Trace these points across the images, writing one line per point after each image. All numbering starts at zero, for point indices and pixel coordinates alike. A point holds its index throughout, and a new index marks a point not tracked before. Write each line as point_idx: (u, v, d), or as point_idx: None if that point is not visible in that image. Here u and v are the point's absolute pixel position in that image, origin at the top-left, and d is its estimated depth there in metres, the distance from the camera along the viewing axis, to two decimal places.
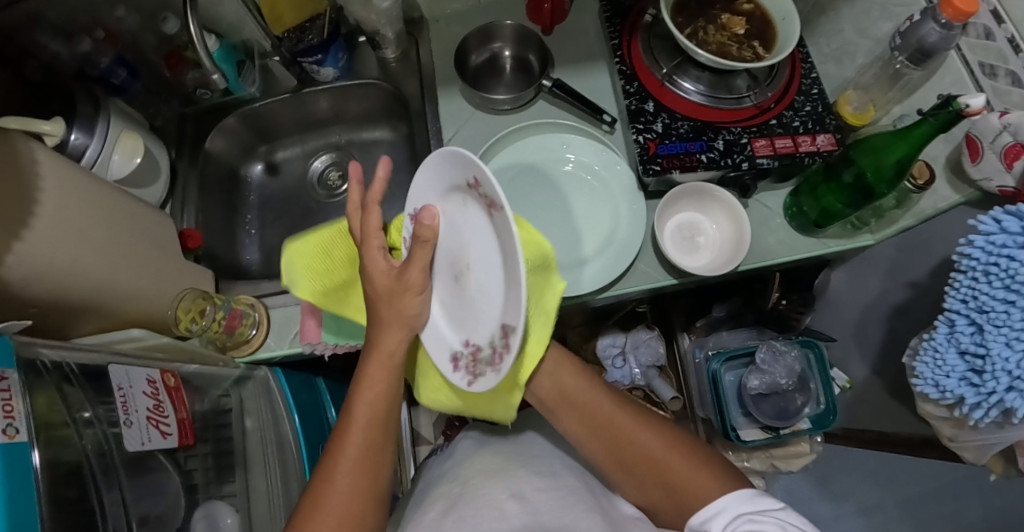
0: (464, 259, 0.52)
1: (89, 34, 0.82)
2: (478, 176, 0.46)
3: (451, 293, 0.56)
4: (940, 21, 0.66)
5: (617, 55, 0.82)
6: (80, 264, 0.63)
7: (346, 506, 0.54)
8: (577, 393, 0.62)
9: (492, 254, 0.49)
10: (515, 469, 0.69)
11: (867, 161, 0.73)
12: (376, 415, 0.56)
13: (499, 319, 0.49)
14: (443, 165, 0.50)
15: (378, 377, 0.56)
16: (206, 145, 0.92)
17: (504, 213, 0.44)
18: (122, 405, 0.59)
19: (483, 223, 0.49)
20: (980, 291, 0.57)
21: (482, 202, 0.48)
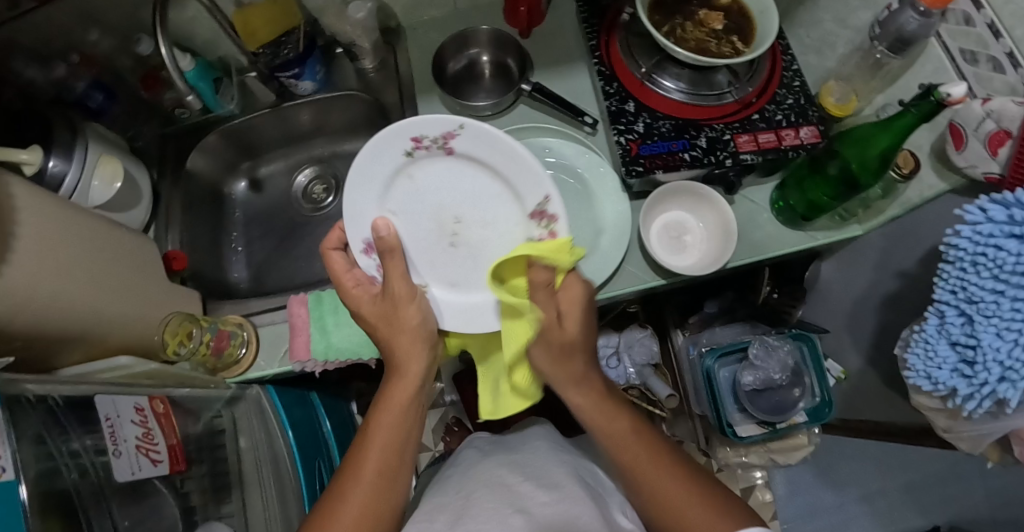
0: (453, 213, 0.64)
1: (64, 59, 0.81)
2: (415, 137, 0.59)
3: (457, 257, 0.66)
4: (918, 9, 0.65)
5: (595, 55, 0.80)
6: (61, 295, 0.63)
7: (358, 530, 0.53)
8: (594, 408, 0.61)
9: (471, 192, 0.63)
10: (517, 483, 0.69)
11: (853, 152, 0.72)
12: (392, 435, 0.58)
13: (523, 213, 0.61)
14: (374, 157, 0.60)
15: (399, 403, 0.59)
16: (188, 164, 0.90)
17: (474, 135, 0.58)
18: (110, 435, 0.60)
19: (447, 169, 0.62)
20: (969, 281, 0.56)
21: (432, 150, 0.61)
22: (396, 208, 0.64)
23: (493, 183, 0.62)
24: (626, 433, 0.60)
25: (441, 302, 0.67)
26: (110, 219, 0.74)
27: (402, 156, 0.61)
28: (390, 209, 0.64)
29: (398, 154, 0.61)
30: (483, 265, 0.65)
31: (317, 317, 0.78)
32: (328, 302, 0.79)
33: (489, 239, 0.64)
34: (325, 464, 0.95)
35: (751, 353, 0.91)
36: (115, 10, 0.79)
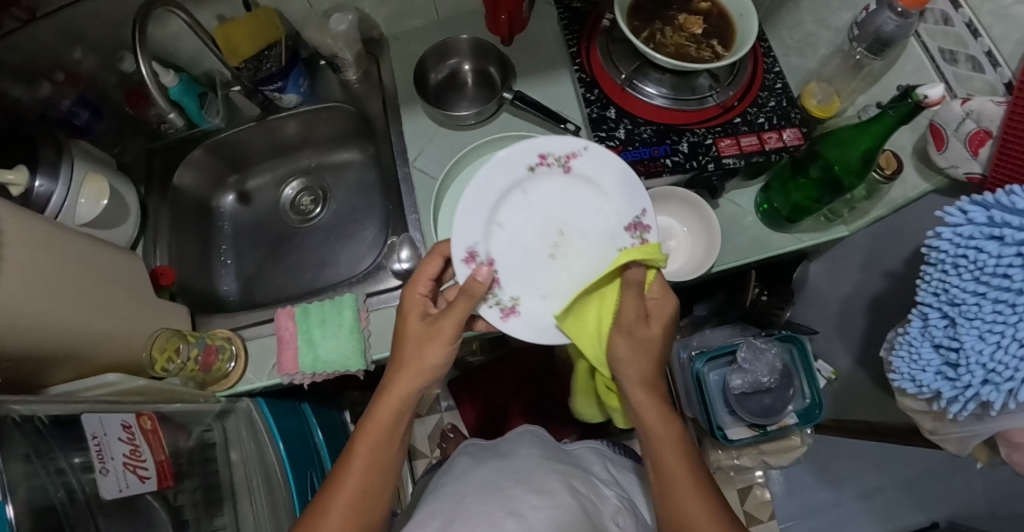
0: (559, 225, 0.68)
1: (49, 78, 0.82)
2: (541, 152, 0.68)
3: (554, 269, 0.67)
4: (896, 10, 0.65)
5: (576, 62, 0.80)
6: (49, 315, 0.63)
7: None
8: (646, 410, 0.58)
9: (574, 207, 0.68)
10: (509, 487, 0.69)
11: (835, 154, 0.72)
12: (377, 451, 0.58)
13: (618, 225, 0.67)
14: (503, 164, 0.67)
15: (388, 420, 0.58)
16: (175, 179, 0.91)
17: (586, 155, 0.68)
18: (98, 453, 0.60)
19: (558, 186, 0.69)
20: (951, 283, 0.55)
21: (551, 166, 0.69)
22: (504, 221, 0.67)
23: (597, 198, 0.68)
24: (667, 440, 0.57)
25: (530, 312, 0.66)
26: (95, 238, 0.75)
27: (524, 171, 0.68)
28: (499, 220, 0.67)
29: (522, 169, 0.68)
30: (584, 277, 0.66)
31: (305, 330, 0.78)
32: (313, 314, 0.79)
33: (585, 254, 0.67)
34: (317, 474, 0.95)
35: (739, 357, 0.91)
36: (98, 29, 0.79)
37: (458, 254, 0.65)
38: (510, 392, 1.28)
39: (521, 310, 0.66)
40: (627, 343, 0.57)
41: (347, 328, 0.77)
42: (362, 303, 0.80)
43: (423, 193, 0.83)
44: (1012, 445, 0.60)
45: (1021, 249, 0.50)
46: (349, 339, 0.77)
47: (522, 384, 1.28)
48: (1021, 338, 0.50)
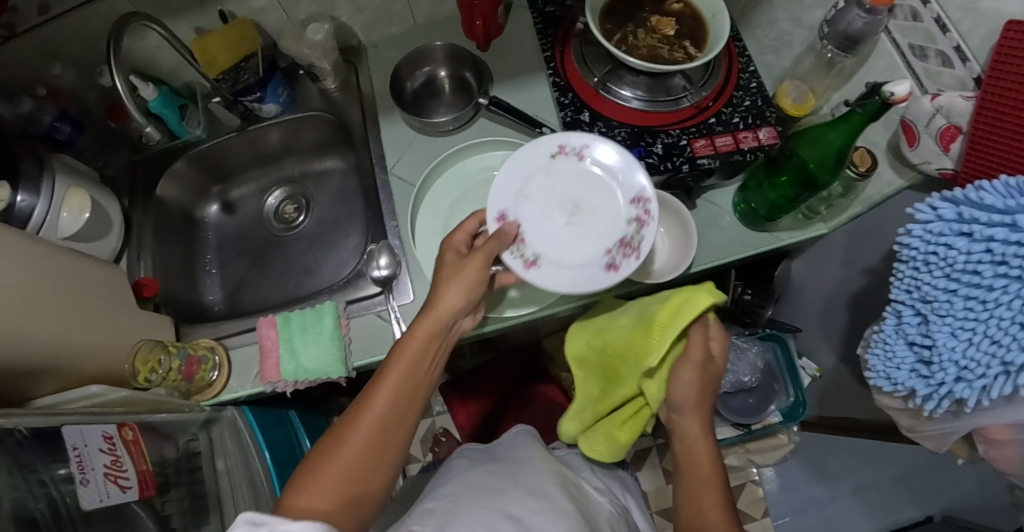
0: (573, 200, 0.69)
1: (31, 93, 0.83)
2: (560, 143, 0.70)
3: (567, 239, 0.68)
4: (864, 6, 0.64)
5: (551, 66, 0.81)
6: (30, 328, 0.64)
7: (369, 447, 0.54)
8: (697, 447, 0.63)
9: (589, 184, 0.70)
10: (506, 489, 0.68)
11: (810, 152, 0.71)
12: (415, 366, 0.58)
13: (626, 202, 0.68)
14: (524, 153, 0.70)
15: (427, 337, 0.60)
16: (158, 190, 0.92)
17: (597, 143, 0.69)
18: (77, 464, 0.60)
19: (574, 171, 0.70)
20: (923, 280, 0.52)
21: (568, 156, 0.70)
22: (527, 193, 0.69)
23: (610, 179, 0.69)
24: (712, 479, 0.61)
25: (553, 268, 0.66)
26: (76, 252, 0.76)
27: (546, 158, 0.70)
28: (523, 193, 0.69)
29: (542, 156, 0.70)
30: (596, 245, 0.67)
31: (286, 338, 0.79)
32: (294, 322, 0.79)
33: (597, 228, 0.68)
34: None
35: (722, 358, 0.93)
36: (77, 44, 0.80)
37: (489, 217, 0.68)
38: (499, 396, 1.28)
39: (544, 264, 0.66)
40: (694, 373, 0.63)
41: (327, 337, 0.77)
42: (343, 311, 0.80)
43: (401, 200, 0.84)
44: (991, 441, 0.59)
45: (990, 245, 0.46)
46: (330, 347, 0.77)
47: (512, 387, 1.28)
48: (994, 335, 0.46)
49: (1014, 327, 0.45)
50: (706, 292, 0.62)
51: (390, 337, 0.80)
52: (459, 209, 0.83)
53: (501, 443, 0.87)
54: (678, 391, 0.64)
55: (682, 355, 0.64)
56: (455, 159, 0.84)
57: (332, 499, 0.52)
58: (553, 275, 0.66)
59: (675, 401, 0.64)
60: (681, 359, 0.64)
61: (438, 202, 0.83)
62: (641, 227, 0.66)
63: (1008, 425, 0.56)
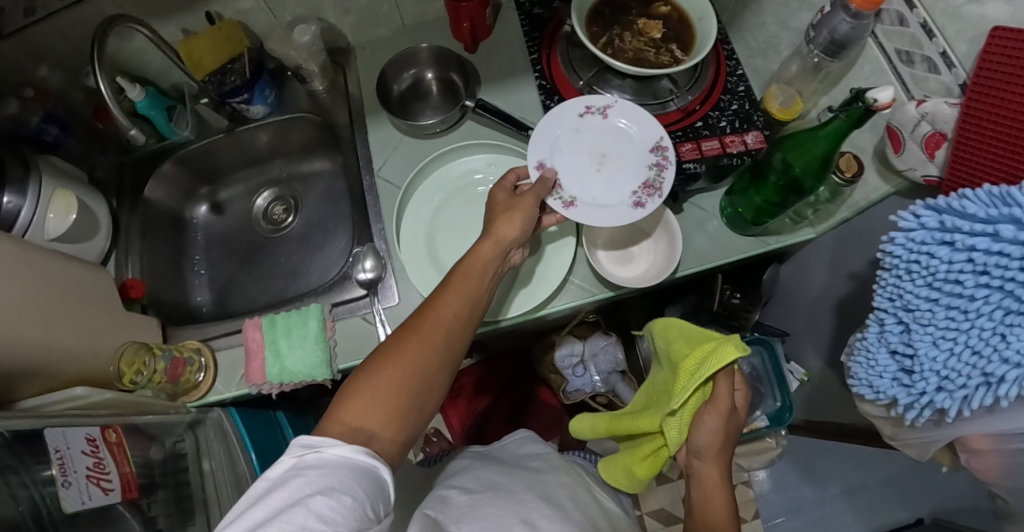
0: (601, 151, 0.74)
1: (17, 94, 0.82)
2: (586, 104, 0.75)
3: (599, 184, 0.73)
4: (849, 12, 0.64)
5: (536, 69, 0.80)
6: (12, 330, 0.64)
7: (421, 368, 0.51)
8: (714, 497, 0.60)
9: (615, 137, 0.74)
10: (521, 492, 0.70)
11: (791, 157, 0.70)
12: (469, 294, 0.57)
13: (647, 150, 0.73)
14: (557, 113, 0.74)
15: (480, 267, 0.59)
16: (146, 192, 0.92)
17: (619, 102, 0.75)
18: (59, 467, 0.61)
19: (600, 130, 0.74)
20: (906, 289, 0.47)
21: (595, 115, 0.75)
22: (561, 146, 0.74)
23: (631, 132, 0.74)
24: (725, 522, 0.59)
25: (589, 209, 0.71)
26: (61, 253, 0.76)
27: (575, 117, 0.74)
28: (558, 145, 0.73)
29: (571, 116, 0.75)
30: (625, 188, 0.72)
31: (271, 340, 0.79)
32: (280, 324, 0.79)
33: (625, 173, 0.73)
34: None
35: None
36: (62, 46, 0.80)
37: (529, 166, 0.72)
38: (490, 398, 1.28)
39: (580, 206, 0.71)
40: (718, 422, 0.59)
41: (312, 338, 0.78)
42: (328, 313, 0.79)
43: (387, 203, 0.83)
44: (972, 449, 0.59)
45: (973, 254, 0.42)
46: (315, 348, 0.78)
47: (502, 389, 1.28)
48: (976, 346, 0.42)
49: (996, 338, 0.41)
50: (731, 348, 0.57)
51: (375, 339, 0.80)
52: (443, 212, 0.82)
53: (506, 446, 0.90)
54: (701, 436, 0.60)
55: (708, 401, 0.60)
56: (438, 163, 0.83)
57: (383, 415, 0.48)
58: (590, 214, 0.70)
59: (696, 447, 0.61)
60: (706, 407, 0.60)
61: (423, 205, 0.82)
62: (662, 170, 0.72)
63: (989, 434, 0.55)
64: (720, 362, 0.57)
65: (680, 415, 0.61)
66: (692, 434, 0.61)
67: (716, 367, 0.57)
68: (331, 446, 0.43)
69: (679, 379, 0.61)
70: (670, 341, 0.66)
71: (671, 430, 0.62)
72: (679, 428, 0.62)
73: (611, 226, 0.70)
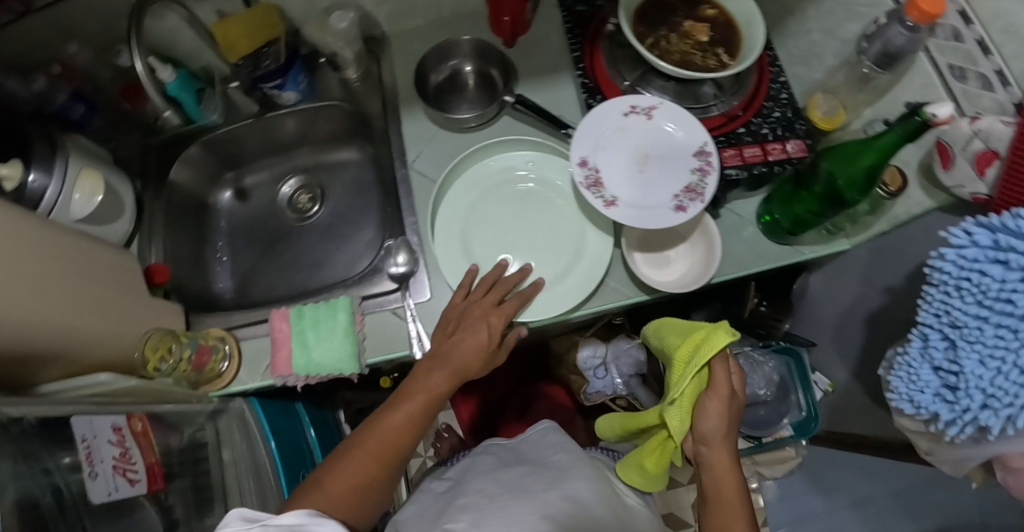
0: (643, 152, 0.73)
1: (45, 71, 0.80)
2: (631, 104, 0.74)
3: (640, 184, 0.72)
4: (906, 24, 0.63)
5: (579, 67, 0.79)
6: (40, 313, 0.63)
7: (358, 483, 0.61)
8: (725, 480, 0.60)
9: (659, 139, 0.74)
10: (541, 490, 0.74)
11: (833, 166, 0.70)
12: (424, 403, 0.65)
13: (691, 154, 0.73)
14: (602, 111, 0.74)
15: (437, 385, 0.65)
16: (171, 175, 0.90)
17: (665, 104, 0.74)
18: (87, 456, 0.59)
19: (644, 131, 0.74)
20: (952, 306, 0.47)
21: (639, 115, 0.74)
22: (604, 144, 0.73)
23: (675, 135, 0.74)
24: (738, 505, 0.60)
25: (631, 209, 0.70)
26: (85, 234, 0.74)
27: (620, 116, 0.74)
28: (600, 143, 0.73)
29: (615, 114, 0.74)
30: (668, 190, 0.72)
31: (298, 332, 0.77)
32: (307, 316, 0.78)
33: (667, 176, 0.72)
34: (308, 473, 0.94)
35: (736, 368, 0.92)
36: (93, 23, 0.78)
37: (572, 163, 0.72)
38: (503, 396, 1.27)
39: (622, 206, 0.70)
40: (722, 407, 0.59)
41: (340, 331, 0.76)
42: (357, 306, 0.78)
43: (421, 196, 0.82)
44: (1010, 469, 0.59)
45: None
46: (343, 342, 0.76)
47: (516, 387, 1.28)
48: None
49: None
50: (723, 331, 0.58)
51: (403, 334, 0.78)
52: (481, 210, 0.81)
53: (529, 440, 0.90)
54: (706, 424, 0.60)
55: (707, 389, 0.59)
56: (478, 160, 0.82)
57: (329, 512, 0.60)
58: (632, 214, 0.70)
59: (702, 435, 0.60)
60: (706, 394, 0.59)
61: (461, 203, 0.81)
62: (705, 176, 0.71)
63: None
64: (713, 348, 0.58)
65: (679, 403, 0.59)
66: (696, 423, 0.60)
67: (709, 352, 0.57)
68: (274, 518, 0.50)
69: (677, 371, 0.61)
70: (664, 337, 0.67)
71: (676, 424, 0.60)
72: (680, 417, 0.60)
73: (652, 227, 0.69)
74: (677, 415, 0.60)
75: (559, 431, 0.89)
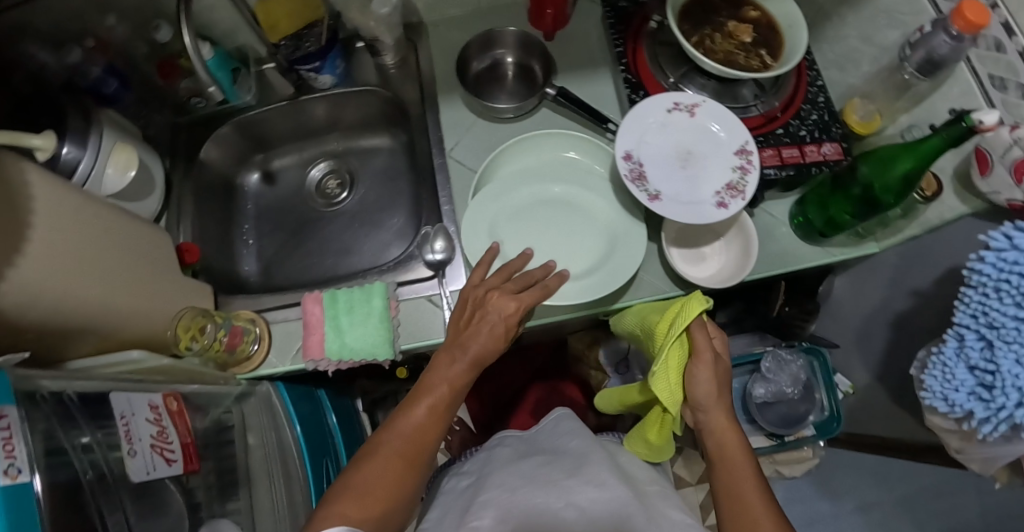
0: (685, 148, 0.74)
1: (79, 43, 0.79)
2: (674, 100, 0.75)
3: (683, 180, 0.73)
4: (951, 33, 0.65)
5: (622, 63, 0.80)
6: (77, 286, 0.62)
7: (388, 489, 0.55)
8: (727, 440, 0.62)
9: (702, 136, 0.75)
10: (562, 480, 0.71)
11: (872, 171, 0.72)
12: (449, 395, 0.60)
13: (732, 152, 0.74)
14: (646, 106, 0.74)
15: (456, 374, 0.61)
16: (201, 153, 0.89)
17: (709, 103, 0.75)
18: (126, 433, 0.58)
19: (687, 128, 0.75)
20: (991, 306, 0.53)
21: (681, 112, 0.75)
22: (648, 139, 0.74)
23: (716, 134, 0.75)
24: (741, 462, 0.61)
25: (674, 204, 0.71)
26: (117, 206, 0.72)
27: (663, 112, 0.75)
28: (645, 138, 0.74)
29: (659, 110, 0.75)
30: (710, 187, 0.73)
31: (332, 317, 0.77)
32: (342, 301, 0.77)
33: (709, 172, 0.73)
34: (332, 463, 0.94)
35: (762, 366, 0.95)
36: None
37: (617, 157, 0.72)
38: (514, 390, 1.27)
39: (665, 200, 0.71)
40: (709, 371, 0.62)
41: (375, 316, 0.76)
42: (392, 292, 0.78)
43: (460, 184, 0.83)
44: None
45: None
46: (377, 327, 0.76)
47: (528, 383, 1.26)
48: None
49: None
50: (697, 302, 0.64)
51: (440, 321, 0.78)
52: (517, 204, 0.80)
53: (545, 431, 0.87)
54: (697, 390, 0.63)
55: (691, 358, 0.63)
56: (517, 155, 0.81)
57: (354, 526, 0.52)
58: (676, 209, 0.71)
59: (697, 401, 0.63)
60: (693, 362, 0.63)
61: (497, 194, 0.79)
62: (746, 173, 0.72)
63: None
64: (688, 316, 0.63)
65: (666, 373, 0.63)
66: (688, 391, 0.64)
67: (685, 320, 0.63)
68: None
69: (659, 344, 0.66)
70: (643, 315, 0.71)
71: (665, 393, 0.63)
72: (670, 389, 0.63)
73: (694, 222, 0.70)
74: (665, 384, 0.63)
75: (574, 418, 0.86)
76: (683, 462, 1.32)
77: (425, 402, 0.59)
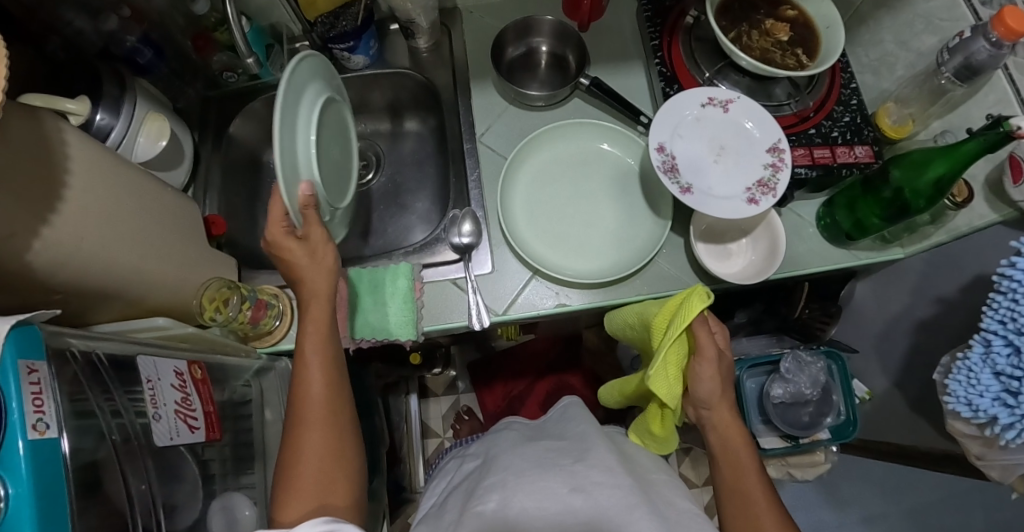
0: (717, 143, 0.74)
1: (115, 12, 0.78)
2: (710, 95, 0.75)
3: (715, 175, 0.73)
4: (990, 39, 0.64)
5: (657, 56, 0.80)
6: (107, 249, 0.61)
7: (320, 474, 0.55)
8: (732, 437, 0.63)
9: (735, 133, 0.75)
10: (568, 465, 0.69)
11: (904, 174, 0.71)
12: (327, 361, 0.60)
13: (763, 150, 0.74)
14: (681, 99, 0.75)
15: (320, 345, 0.60)
16: (231, 128, 0.93)
17: (744, 99, 0.75)
18: (151, 398, 0.57)
19: (720, 124, 0.75)
20: (1021, 312, 0.51)
21: (715, 109, 0.75)
22: (681, 132, 0.74)
23: (747, 130, 0.75)
24: (747, 460, 0.62)
25: (705, 197, 0.71)
26: (138, 166, 0.71)
27: (698, 107, 0.75)
28: (679, 130, 0.74)
29: (694, 104, 0.75)
30: (741, 182, 0.73)
31: (355, 296, 0.76)
32: (366, 279, 0.76)
33: (740, 168, 0.73)
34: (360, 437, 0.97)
35: (782, 367, 0.95)
36: None
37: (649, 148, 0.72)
38: (526, 382, 1.27)
39: (696, 193, 0.71)
40: (712, 368, 0.62)
41: (399, 297, 0.75)
42: (418, 274, 0.77)
43: (488, 168, 0.84)
44: None
45: None
46: (401, 308, 0.75)
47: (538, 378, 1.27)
48: None
49: None
50: (697, 298, 0.60)
51: (462, 306, 0.78)
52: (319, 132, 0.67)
53: (552, 418, 0.86)
54: (702, 388, 0.63)
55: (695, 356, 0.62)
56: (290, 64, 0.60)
57: (325, 500, 0.55)
58: (709, 202, 0.71)
59: (699, 398, 0.64)
60: (695, 359, 0.62)
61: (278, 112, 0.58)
62: (777, 172, 0.72)
63: None
64: (689, 315, 0.60)
65: (665, 373, 0.61)
66: (693, 387, 0.63)
67: (685, 320, 0.60)
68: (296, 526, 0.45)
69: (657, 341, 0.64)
70: (644, 306, 0.69)
71: (665, 393, 0.61)
72: (669, 384, 0.61)
73: (725, 216, 0.70)
74: (663, 384, 0.60)
75: (581, 406, 0.84)
76: (691, 463, 1.33)
77: (315, 380, 0.59)
